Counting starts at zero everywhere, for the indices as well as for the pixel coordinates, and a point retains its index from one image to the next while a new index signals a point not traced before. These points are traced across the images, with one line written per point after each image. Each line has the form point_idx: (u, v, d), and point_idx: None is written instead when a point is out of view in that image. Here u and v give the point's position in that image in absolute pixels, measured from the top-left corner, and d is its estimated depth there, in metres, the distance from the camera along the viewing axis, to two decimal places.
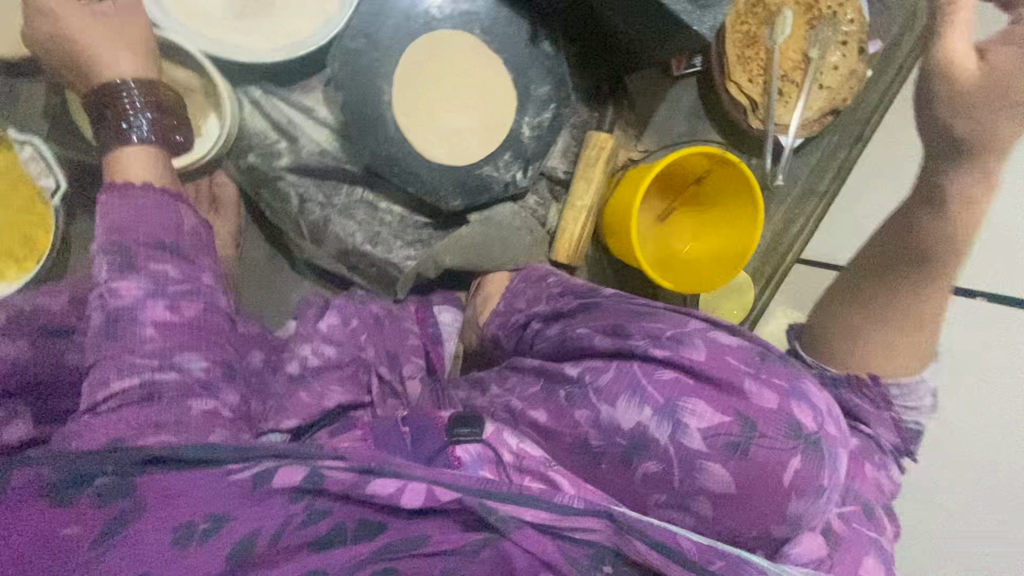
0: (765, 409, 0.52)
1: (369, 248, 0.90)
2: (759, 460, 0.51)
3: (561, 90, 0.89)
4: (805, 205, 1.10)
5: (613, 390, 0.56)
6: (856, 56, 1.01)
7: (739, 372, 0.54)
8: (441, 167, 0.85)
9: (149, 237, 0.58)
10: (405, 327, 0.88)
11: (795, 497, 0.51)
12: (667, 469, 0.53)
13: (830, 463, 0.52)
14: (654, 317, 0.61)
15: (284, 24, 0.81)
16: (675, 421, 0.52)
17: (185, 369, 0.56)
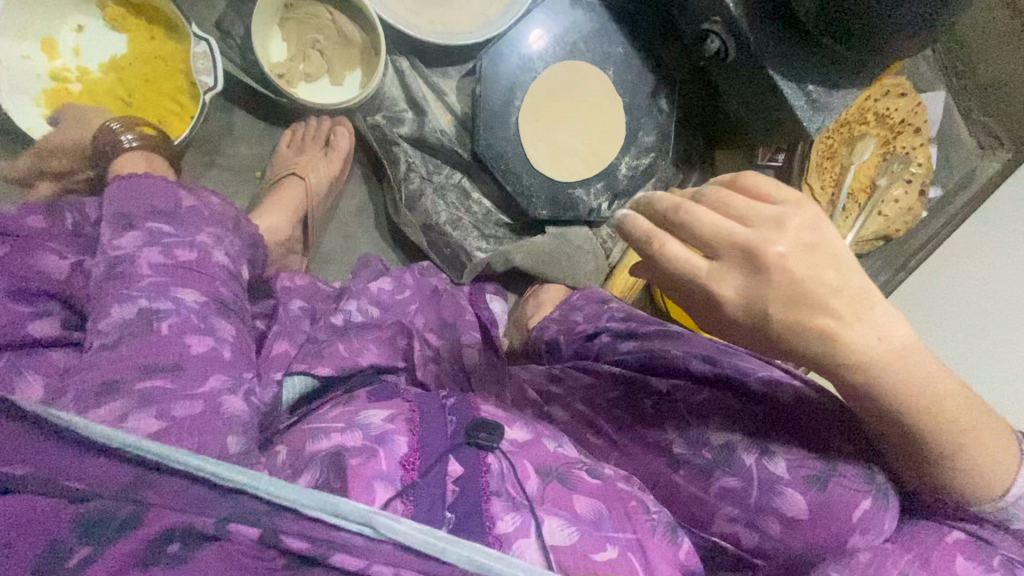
0: (852, 455, 0.53)
1: (449, 230, 0.95)
2: (836, 502, 0.52)
3: (663, 144, 0.98)
4: None
5: (704, 410, 0.59)
6: (916, 197, 1.12)
7: (825, 416, 0.55)
8: (542, 177, 0.93)
9: (146, 205, 0.60)
10: (463, 302, 0.86)
11: (860, 538, 0.52)
12: (747, 487, 0.55)
13: (900, 513, 0.52)
14: (741, 354, 0.62)
15: (449, 14, 0.90)
16: (761, 449, 0.55)
17: (178, 301, 0.55)
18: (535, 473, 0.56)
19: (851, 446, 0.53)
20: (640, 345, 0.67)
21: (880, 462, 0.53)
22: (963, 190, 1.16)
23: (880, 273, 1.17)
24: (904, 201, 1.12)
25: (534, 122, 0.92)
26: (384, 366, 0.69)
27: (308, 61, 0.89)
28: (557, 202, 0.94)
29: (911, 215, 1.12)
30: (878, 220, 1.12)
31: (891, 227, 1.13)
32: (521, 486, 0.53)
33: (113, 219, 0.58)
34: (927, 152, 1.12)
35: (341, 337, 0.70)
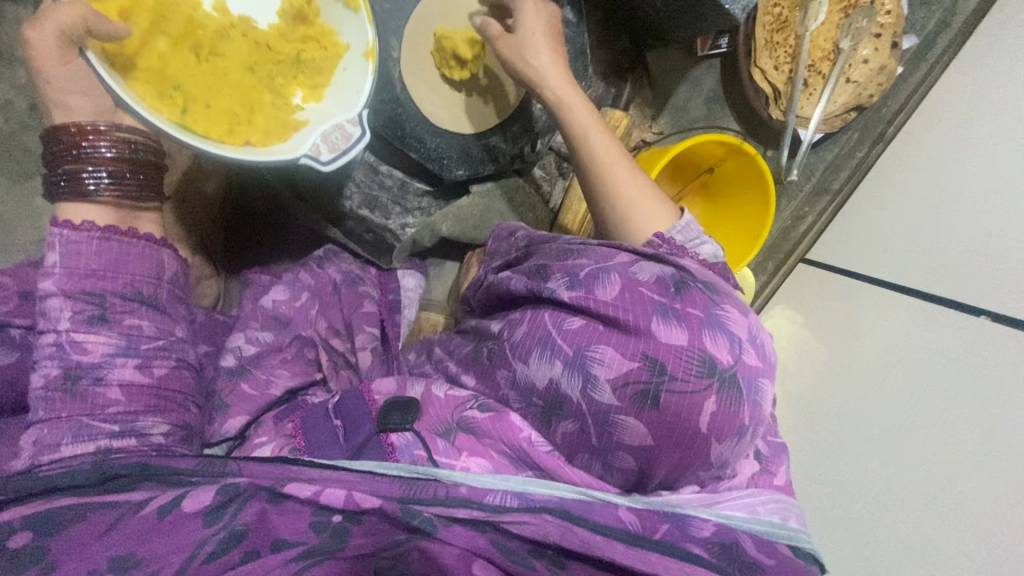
0: (672, 347, 0.48)
1: (365, 212, 0.89)
2: (671, 411, 0.47)
3: (577, 62, 0.85)
4: (815, 204, 1.05)
5: (525, 346, 0.52)
6: (888, 52, 0.95)
7: (648, 305, 0.49)
8: (446, 134, 0.82)
9: (119, 285, 0.52)
10: (361, 291, 0.85)
11: (718, 444, 0.48)
12: (582, 427, 0.50)
13: (751, 399, 0.48)
14: (579, 254, 0.56)
15: None
16: (585, 374, 0.49)
17: (144, 436, 0.52)
18: (443, 428, 0.55)
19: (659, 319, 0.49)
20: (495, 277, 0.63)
21: (725, 351, 0.48)
22: (940, 31, 0.97)
23: (855, 148, 1.03)
24: (876, 60, 0.95)
25: (420, 73, 0.78)
26: (298, 387, 0.71)
27: None
28: (493, 151, 0.86)
29: (885, 75, 0.95)
30: (847, 89, 0.97)
31: (864, 94, 0.97)
32: (430, 448, 0.54)
33: (75, 302, 0.50)
34: None
35: (245, 374, 0.69)
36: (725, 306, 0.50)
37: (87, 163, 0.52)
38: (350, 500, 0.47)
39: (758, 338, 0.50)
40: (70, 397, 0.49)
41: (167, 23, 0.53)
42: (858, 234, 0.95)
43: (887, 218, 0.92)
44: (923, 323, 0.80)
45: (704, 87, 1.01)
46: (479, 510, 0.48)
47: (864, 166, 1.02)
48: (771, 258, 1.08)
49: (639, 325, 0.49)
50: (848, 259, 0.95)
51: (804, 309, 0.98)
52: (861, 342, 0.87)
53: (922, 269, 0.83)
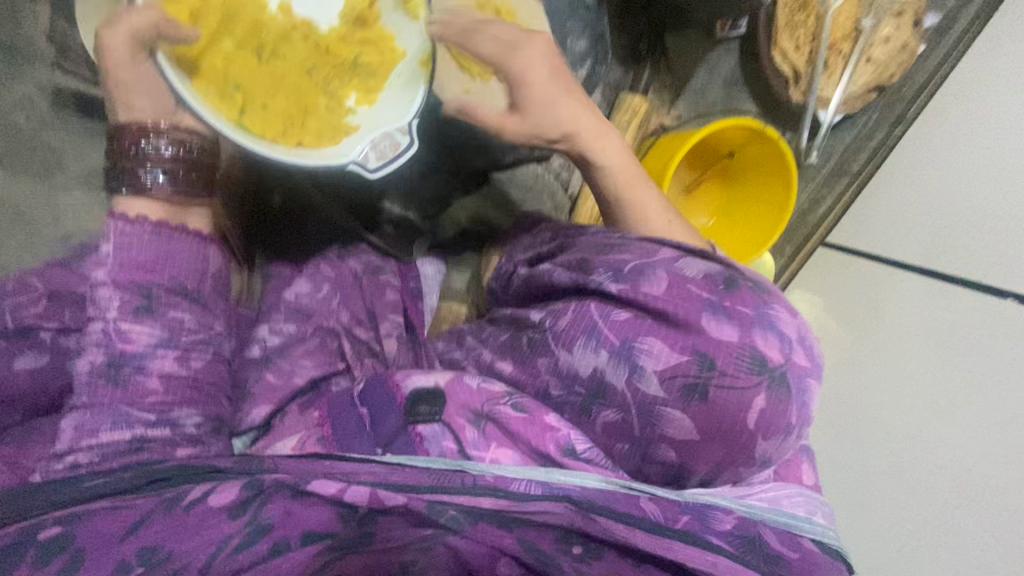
0: (724, 345, 0.48)
1: (387, 206, 0.90)
2: (719, 405, 0.48)
3: (597, 47, 0.84)
4: (835, 184, 1.03)
5: (570, 335, 0.53)
6: (910, 30, 0.94)
7: (698, 301, 0.50)
8: (467, 128, 0.83)
9: (165, 280, 0.54)
10: (383, 280, 0.84)
11: (765, 442, 0.49)
12: (624, 417, 0.51)
13: (799, 398, 0.49)
14: (621, 248, 0.56)
15: None
16: (631, 364, 0.49)
17: (179, 426, 0.53)
18: (470, 419, 0.56)
19: (710, 314, 0.49)
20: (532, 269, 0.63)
21: (776, 347, 0.49)
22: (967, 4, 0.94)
23: (874, 130, 1.00)
24: (897, 39, 0.94)
25: None
26: (322, 376, 0.70)
27: None
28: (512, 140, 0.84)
29: (906, 54, 0.94)
30: (867, 69, 0.95)
31: (884, 74, 0.96)
32: (458, 440, 0.54)
33: (122, 295, 0.52)
34: None
35: (268, 364, 0.69)
36: (773, 305, 0.51)
37: (143, 158, 0.54)
38: (374, 498, 0.46)
39: (806, 339, 0.51)
40: (112, 386, 0.51)
41: (232, 25, 0.54)
42: (871, 222, 0.95)
43: (906, 200, 0.91)
44: (942, 315, 0.80)
45: (721, 71, 1.00)
46: (504, 499, 0.48)
47: (882, 148, 0.99)
48: (789, 241, 1.06)
49: (689, 319, 0.49)
50: (868, 242, 0.94)
51: (822, 292, 0.97)
52: (883, 324, 0.86)
53: (942, 252, 0.83)
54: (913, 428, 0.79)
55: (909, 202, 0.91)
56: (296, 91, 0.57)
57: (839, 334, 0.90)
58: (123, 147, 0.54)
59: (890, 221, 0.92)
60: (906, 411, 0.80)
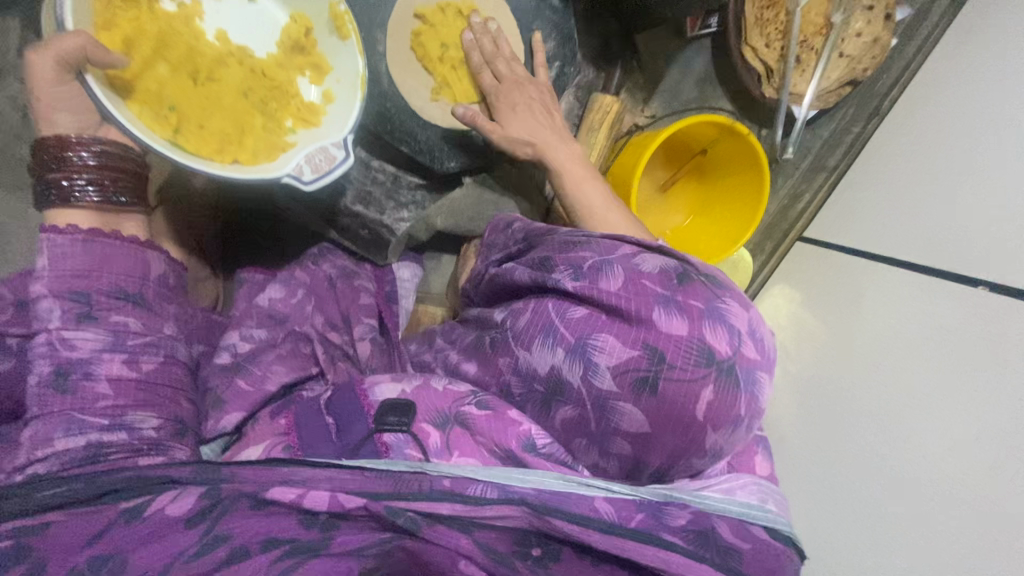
0: (673, 338, 0.47)
1: (360, 209, 0.86)
2: (668, 398, 0.47)
3: (565, 47, 0.84)
4: (813, 179, 1.05)
5: (529, 334, 0.53)
6: (882, 25, 0.94)
7: (650, 295, 0.49)
8: (437, 127, 0.81)
9: (103, 284, 0.53)
10: (359, 284, 0.86)
11: (714, 433, 0.48)
12: (582, 413, 0.50)
13: (749, 390, 0.48)
14: (583, 246, 0.55)
15: None
16: (585, 361, 0.49)
17: (134, 429, 0.52)
18: (435, 427, 0.54)
19: (662, 310, 0.48)
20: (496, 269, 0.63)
21: (728, 344, 0.48)
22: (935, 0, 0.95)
23: (851, 124, 1.02)
24: (868, 33, 0.94)
25: (408, 65, 0.78)
26: (296, 382, 0.69)
27: None
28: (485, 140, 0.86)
29: (879, 48, 0.94)
30: (840, 64, 0.96)
31: (857, 68, 0.96)
32: (422, 447, 0.53)
33: (61, 303, 0.51)
34: None
35: (239, 371, 0.68)
36: (727, 299, 0.50)
37: (72, 171, 0.53)
38: (335, 501, 0.46)
39: (758, 332, 0.50)
40: (59, 393, 0.50)
41: (166, 49, 0.56)
42: (845, 215, 0.96)
43: (884, 190, 0.91)
44: (916, 302, 0.79)
45: (695, 69, 0.99)
46: (461, 503, 0.47)
47: (859, 140, 1.01)
48: (768, 238, 1.07)
49: (642, 313, 0.48)
50: (846, 233, 0.94)
51: (801, 287, 0.97)
52: (864, 309, 0.85)
53: (919, 241, 0.82)
54: (889, 412, 0.77)
55: (884, 192, 0.91)
56: (233, 110, 0.58)
57: (816, 325, 0.91)
58: (44, 163, 0.53)
59: (865, 212, 0.92)
60: (882, 397, 0.78)
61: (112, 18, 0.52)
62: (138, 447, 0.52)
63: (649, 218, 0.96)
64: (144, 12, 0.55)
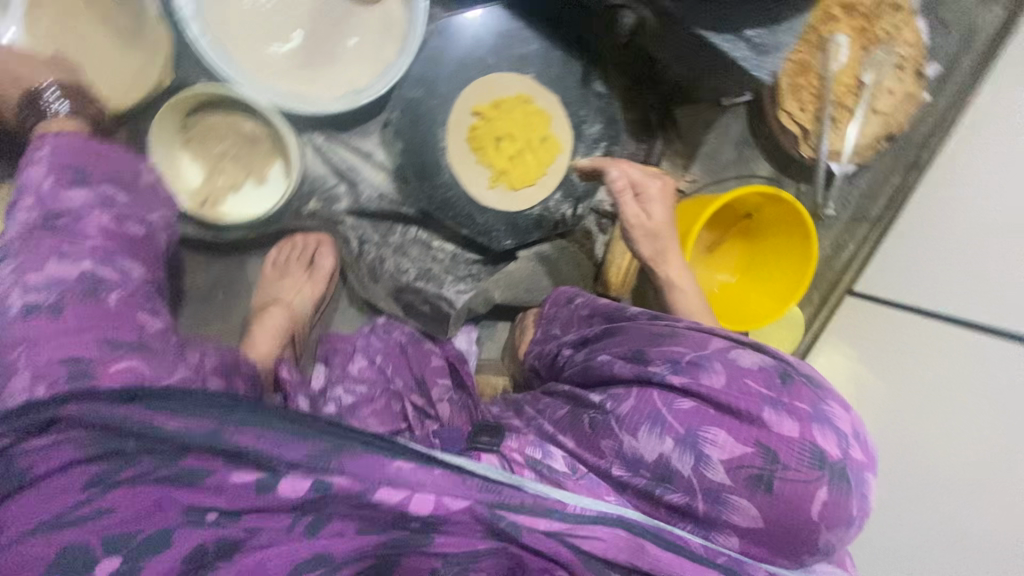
0: (786, 439, 0.49)
1: (421, 284, 0.93)
2: (784, 497, 0.48)
3: (611, 128, 0.88)
4: (855, 231, 1.08)
5: (634, 421, 0.54)
6: (913, 81, 0.99)
7: (757, 396, 0.51)
8: (494, 211, 0.86)
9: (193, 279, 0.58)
10: (427, 347, 0.89)
11: (829, 531, 0.49)
12: (690, 502, 0.50)
13: (857, 491, 0.49)
14: (675, 340, 0.58)
15: (344, 71, 0.82)
16: (697, 453, 0.50)
17: (122, 268, 0.56)
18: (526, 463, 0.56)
19: (774, 412, 0.50)
20: (588, 356, 0.64)
21: (833, 441, 0.50)
22: (964, 52, 1.00)
23: (889, 176, 1.05)
24: (900, 90, 0.98)
25: (466, 158, 0.84)
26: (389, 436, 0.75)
27: (225, 173, 0.84)
28: (538, 220, 0.89)
29: (912, 103, 0.98)
30: (875, 120, 0.99)
31: (892, 123, 0.99)
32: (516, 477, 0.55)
33: (58, 170, 0.57)
34: (915, 27, 0.96)
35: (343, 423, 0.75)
36: (830, 401, 0.52)
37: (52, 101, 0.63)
38: (438, 503, 0.47)
39: (861, 433, 0.52)
40: (51, 231, 0.55)
41: None
42: (893, 269, 0.97)
43: (936, 246, 0.90)
44: (969, 361, 0.79)
45: (731, 134, 1.04)
46: (553, 521, 0.49)
47: (897, 192, 1.04)
48: (816, 288, 1.09)
49: (754, 411, 0.50)
50: (900, 288, 0.93)
51: (857, 343, 0.95)
52: (924, 373, 0.83)
53: (968, 301, 0.82)
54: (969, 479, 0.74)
55: (941, 242, 0.90)
56: None
57: (880, 387, 0.88)
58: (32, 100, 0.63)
59: (921, 264, 0.92)
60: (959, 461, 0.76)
61: None
62: (129, 326, 0.53)
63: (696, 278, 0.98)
64: None
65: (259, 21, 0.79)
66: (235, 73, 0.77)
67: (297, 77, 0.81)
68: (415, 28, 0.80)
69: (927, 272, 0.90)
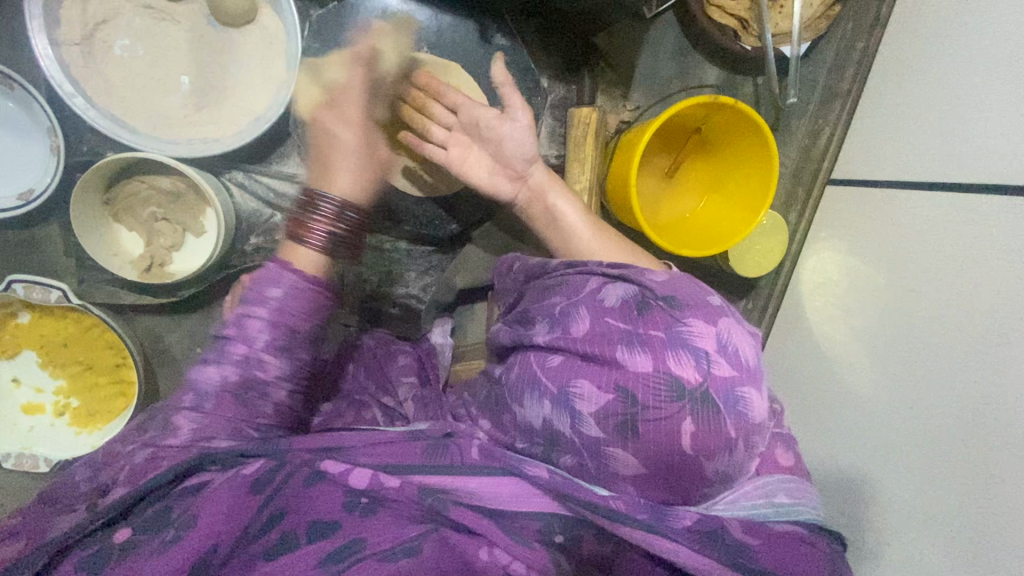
0: (640, 375, 0.49)
1: (387, 288, 0.92)
2: (653, 439, 0.48)
3: (527, 80, 0.83)
4: (829, 108, 0.96)
5: (517, 389, 0.55)
6: None
7: (613, 338, 0.51)
8: (431, 200, 0.86)
9: (308, 330, 0.59)
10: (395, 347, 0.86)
11: (706, 460, 0.49)
12: (581, 460, 0.51)
13: (732, 412, 0.48)
14: (554, 292, 0.59)
15: (241, 100, 0.81)
16: (570, 411, 0.50)
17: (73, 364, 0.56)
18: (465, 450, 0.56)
19: (629, 349, 0.50)
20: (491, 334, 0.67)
21: (693, 365, 0.49)
22: None
23: (856, 39, 0.94)
24: None
25: None
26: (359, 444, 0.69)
27: (162, 234, 0.84)
28: (478, 198, 0.87)
29: None
30: None
31: None
32: None
33: None
34: None
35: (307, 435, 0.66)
36: (689, 321, 0.51)
37: None
38: (370, 483, 0.49)
39: (730, 346, 0.50)
40: None
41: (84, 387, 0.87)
42: (862, 145, 0.89)
43: (904, 108, 0.82)
44: (943, 223, 0.72)
45: (666, 46, 0.95)
46: (476, 492, 0.49)
47: (866, 56, 0.92)
48: (798, 185, 1.00)
49: (611, 353, 0.51)
50: (873, 168, 0.86)
51: (843, 235, 0.88)
52: (895, 253, 0.77)
53: (927, 162, 0.76)
54: (947, 353, 0.68)
55: (911, 102, 0.81)
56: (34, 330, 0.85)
57: (868, 274, 0.80)
58: None
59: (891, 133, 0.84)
60: (936, 339, 0.69)
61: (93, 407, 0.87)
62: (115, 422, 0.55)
63: (658, 212, 0.92)
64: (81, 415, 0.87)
65: (146, 80, 0.78)
66: (134, 135, 0.76)
67: (197, 120, 0.80)
68: (293, 38, 0.78)
69: (902, 137, 0.81)
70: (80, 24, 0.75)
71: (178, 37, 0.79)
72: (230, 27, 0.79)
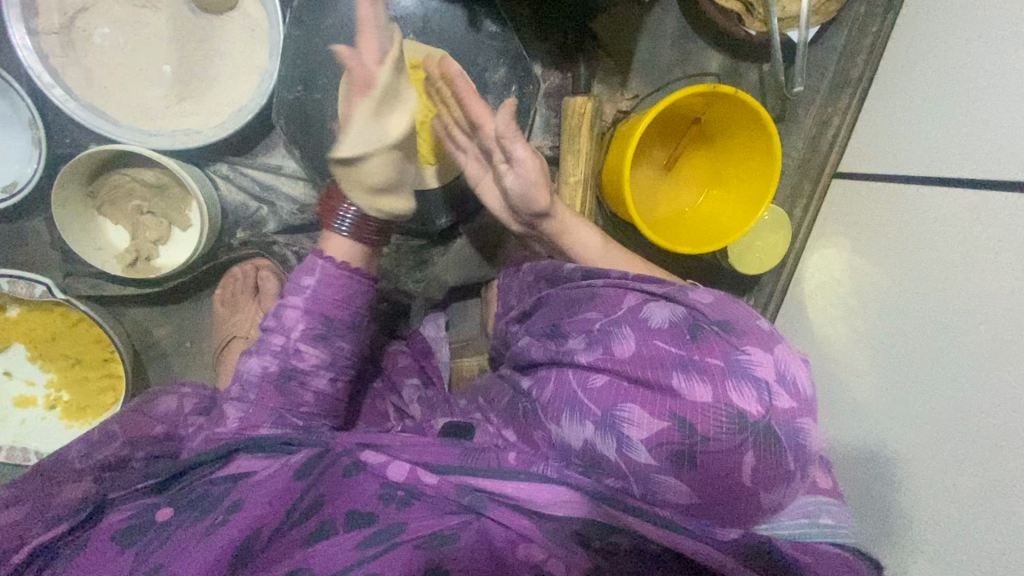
0: (700, 405, 0.44)
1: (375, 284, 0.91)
2: (709, 470, 0.44)
3: (518, 69, 0.80)
4: (838, 99, 0.91)
5: (554, 408, 0.49)
6: None
7: (668, 361, 0.46)
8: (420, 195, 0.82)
9: (345, 317, 0.60)
10: (394, 348, 0.83)
11: (766, 493, 0.44)
12: (625, 486, 0.45)
13: (793, 444, 0.44)
14: (590, 305, 0.54)
15: (224, 90, 0.79)
16: (617, 436, 0.45)
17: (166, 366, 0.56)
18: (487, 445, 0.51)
19: (685, 375, 0.45)
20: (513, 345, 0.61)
21: (756, 395, 0.44)
22: None
23: (868, 23, 0.88)
24: None
25: None
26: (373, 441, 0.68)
27: (148, 228, 0.83)
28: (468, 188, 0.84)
29: None
30: None
31: None
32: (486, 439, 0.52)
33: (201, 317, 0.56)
34: None
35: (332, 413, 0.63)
36: (747, 348, 0.46)
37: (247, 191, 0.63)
38: (413, 475, 0.47)
39: (788, 374, 0.46)
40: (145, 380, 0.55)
41: (78, 385, 0.87)
42: (875, 137, 0.84)
43: (918, 96, 0.77)
44: (960, 219, 0.67)
45: (666, 31, 0.91)
46: (516, 489, 0.45)
47: (877, 46, 0.87)
48: (805, 176, 0.94)
49: (667, 379, 0.45)
50: (882, 162, 0.82)
51: (852, 232, 0.84)
52: (908, 256, 0.73)
53: (944, 151, 0.71)
54: (960, 366, 0.63)
55: (927, 89, 0.76)
56: (26, 324, 0.84)
57: (874, 274, 0.77)
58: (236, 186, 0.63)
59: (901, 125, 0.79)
60: (952, 348, 0.64)
61: (85, 404, 0.87)
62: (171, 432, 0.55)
63: (658, 207, 0.89)
64: (72, 411, 0.87)
65: (127, 70, 0.76)
66: (115, 128, 0.75)
67: (180, 112, 0.78)
68: (275, 25, 0.76)
69: (914, 128, 0.77)
70: (57, 13, 0.73)
71: (158, 25, 0.77)
72: (211, 15, 0.77)
